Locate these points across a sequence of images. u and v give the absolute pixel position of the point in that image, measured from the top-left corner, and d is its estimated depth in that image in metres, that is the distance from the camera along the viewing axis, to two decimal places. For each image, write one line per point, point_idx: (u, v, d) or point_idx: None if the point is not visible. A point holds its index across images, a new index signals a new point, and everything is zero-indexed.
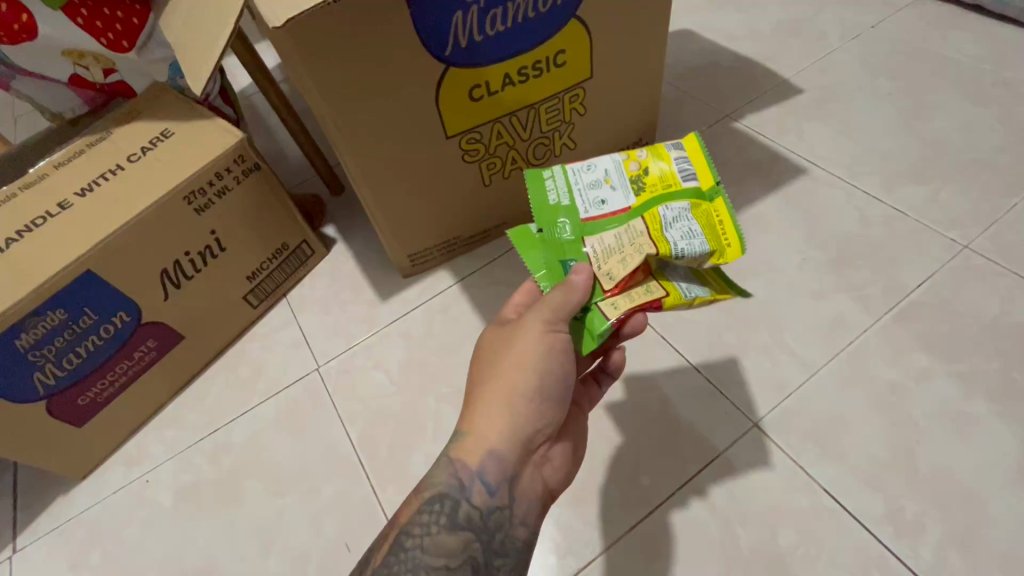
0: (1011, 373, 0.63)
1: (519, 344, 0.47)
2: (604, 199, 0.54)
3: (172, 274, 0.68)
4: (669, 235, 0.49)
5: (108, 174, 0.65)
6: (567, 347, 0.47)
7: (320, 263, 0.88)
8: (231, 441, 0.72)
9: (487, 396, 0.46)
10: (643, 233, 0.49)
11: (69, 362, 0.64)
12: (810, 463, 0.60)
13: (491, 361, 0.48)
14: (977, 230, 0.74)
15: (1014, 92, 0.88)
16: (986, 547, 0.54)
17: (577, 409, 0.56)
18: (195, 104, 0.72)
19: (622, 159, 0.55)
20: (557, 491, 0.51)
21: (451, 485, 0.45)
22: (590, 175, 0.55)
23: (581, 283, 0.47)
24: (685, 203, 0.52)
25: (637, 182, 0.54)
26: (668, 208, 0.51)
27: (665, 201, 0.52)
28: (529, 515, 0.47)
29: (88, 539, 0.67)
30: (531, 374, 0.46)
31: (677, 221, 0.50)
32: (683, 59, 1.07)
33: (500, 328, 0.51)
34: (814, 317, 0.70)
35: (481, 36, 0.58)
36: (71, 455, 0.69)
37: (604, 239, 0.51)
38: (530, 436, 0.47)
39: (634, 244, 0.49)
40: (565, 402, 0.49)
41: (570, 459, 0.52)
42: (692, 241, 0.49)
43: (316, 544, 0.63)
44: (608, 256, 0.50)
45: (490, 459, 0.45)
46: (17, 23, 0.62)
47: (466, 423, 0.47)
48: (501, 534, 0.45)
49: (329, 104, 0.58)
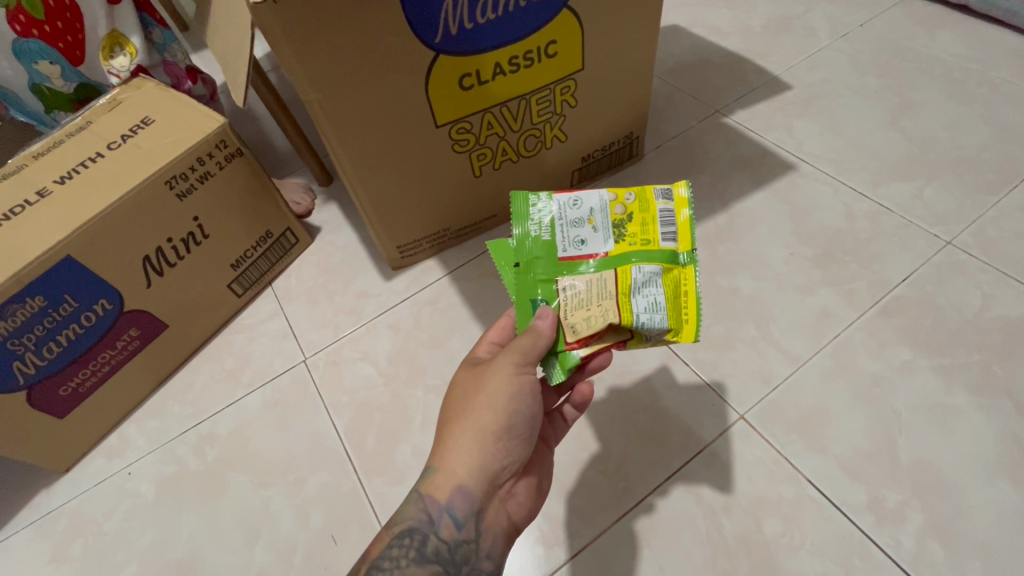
0: (991, 365, 0.64)
1: (488, 385, 0.47)
2: (584, 238, 0.54)
3: (154, 261, 0.67)
4: (634, 303, 0.50)
5: (88, 162, 0.64)
6: (535, 388, 0.48)
7: (304, 251, 0.87)
8: (216, 432, 0.71)
9: (454, 434, 0.46)
10: (611, 294, 0.51)
11: (49, 351, 0.63)
12: (794, 453, 0.61)
13: (460, 400, 0.47)
14: (960, 225, 0.75)
15: (999, 92, 0.89)
16: (965, 536, 0.55)
17: (545, 443, 0.55)
18: (176, 93, 0.71)
19: (609, 200, 0.54)
20: (522, 524, 0.50)
21: (420, 519, 0.45)
22: (575, 212, 0.55)
23: (547, 328, 0.49)
24: (658, 265, 0.52)
25: (619, 229, 0.54)
26: (641, 269, 0.52)
27: (640, 258, 0.52)
28: (495, 546, 0.46)
29: (67, 532, 0.66)
30: (500, 413, 0.46)
31: (646, 286, 0.51)
32: (674, 55, 1.07)
33: (472, 366, 0.51)
34: (799, 310, 0.70)
35: (472, 23, 0.58)
36: (53, 448, 0.68)
37: (574, 287, 0.52)
38: (498, 471, 0.46)
39: (602, 304, 0.51)
40: (532, 437, 0.49)
41: (535, 494, 0.51)
42: (655, 315, 0.49)
43: (302, 536, 0.63)
44: (576, 308, 0.51)
45: (458, 494, 0.45)
46: (48, 23, 0.68)
47: (435, 458, 0.47)
48: (467, 566, 0.45)
49: (317, 90, 0.57)
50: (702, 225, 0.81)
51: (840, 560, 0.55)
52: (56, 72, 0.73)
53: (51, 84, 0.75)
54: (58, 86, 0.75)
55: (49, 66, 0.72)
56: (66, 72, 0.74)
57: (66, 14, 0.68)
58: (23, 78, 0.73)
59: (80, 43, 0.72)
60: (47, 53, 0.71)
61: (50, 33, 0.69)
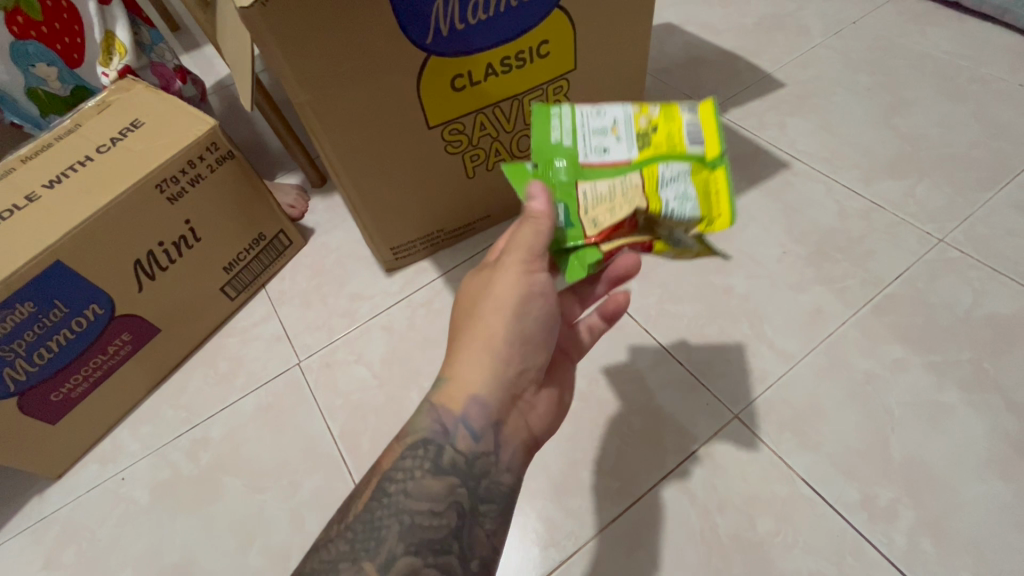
0: (983, 362, 0.64)
1: (496, 288, 0.45)
2: (607, 147, 0.50)
3: (145, 265, 0.67)
4: (662, 193, 0.44)
5: (77, 165, 0.63)
6: (546, 288, 0.46)
7: (298, 253, 0.87)
8: (210, 436, 0.71)
9: (465, 345, 0.45)
10: (635, 185, 0.45)
11: (40, 357, 0.63)
12: (788, 452, 0.61)
13: (469, 303, 0.46)
14: (951, 223, 0.75)
15: (990, 89, 0.89)
16: (957, 533, 0.55)
17: (566, 357, 0.56)
18: (166, 95, 0.70)
19: (633, 112, 0.51)
20: (541, 438, 0.50)
21: (434, 431, 0.43)
22: (597, 121, 0.51)
23: (542, 208, 0.44)
24: (686, 163, 0.47)
25: (644, 139, 0.49)
26: (667, 166, 0.47)
27: (667, 157, 0.47)
28: (514, 460, 0.45)
29: (61, 538, 0.66)
30: (510, 318, 0.45)
31: (673, 180, 0.46)
32: (667, 53, 1.07)
33: (480, 269, 0.48)
34: (793, 309, 0.71)
35: (463, 24, 0.58)
36: (46, 454, 0.68)
37: (597, 181, 0.47)
38: (513, 382, 0.45)
39: (626, 194, 0.45)
40: (545, 342, 0.48)
41: (556, 406, 0.51)
42: (685, 204, 0.44)
43: (298, 540, 0.63)
44: (597, 203, 0.46)
45: (473, 405, 0.43)
46: (46, 25, 0.69)
47: (446, 369, 0.45)
48: (486, 480, 0.43)
49: (306, 91, 0.56)
50: None
51: (834, 557, 0.55)
52: (53, 74, 0.74)
53: (47, 87, 0.75)
54: (55, 89, 0.76)
55: (47, 68, 0.73)
56: (63, 74, 0.75)
57: (63, 15, 0.70)
58: (20, 82, 0.73)
59: (78, 46, 0.73)
60: (44, 55, 0.72)
61: (47, 34, 0.70)
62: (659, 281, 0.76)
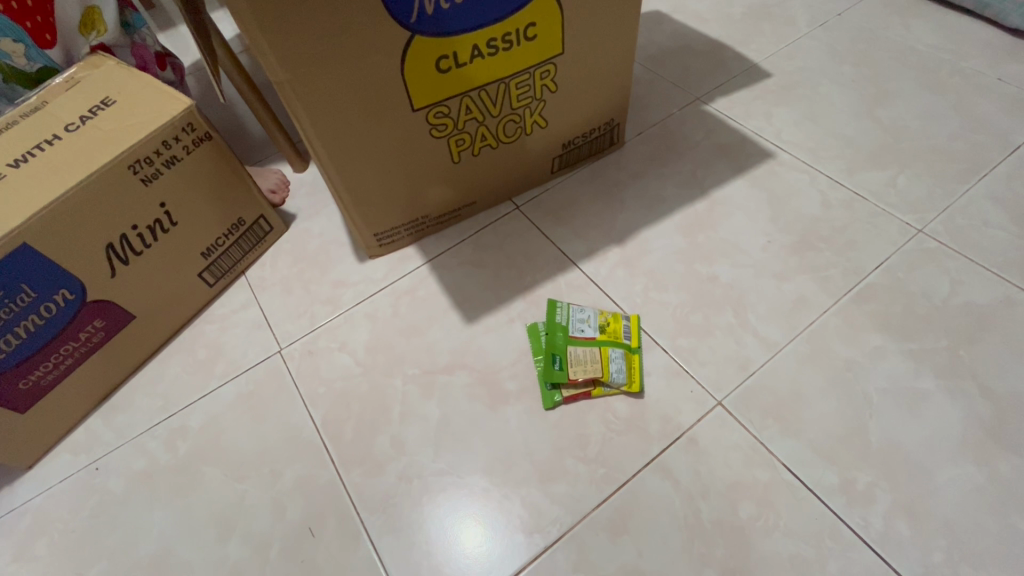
0: (959, 350, 0.66)
1: None
2: (584, 326, 0.70)
3: (118, 249, 0.64)
4: (609, 362, 0.66)
5: (44, 144, 0.61)
6: None
7: (279, 240, 0.85)
8: (188, 426, 0.69)
9: None
10: (595, 361, 0.66)
11: (5, 344, 0.60)
12: (770, 439, 0.62)
13: None
14: (931, 214, 0.76)
15: (971, 82, 0.91)
16: (931, 516, 0.56)
17: None
18: (138, 73, 0.68)
19: (600, 310, 0.72)
20: None
21: None
22: (580, 315, 0.71)
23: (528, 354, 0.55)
24: (624, 349, 0.68)
25: (604, 321, 0.70)
26: (613, 349, 0.67)
27: (613, 344, 0.68)
28: None
29: (32, 530, 0.64)
30: None
31: (616, 365, 0.66)
32: (655, 41, 1.06)
33: None
34: (777, 297, 0.71)
35: (447, 3, 0.56)
36: (15, 443, 0.65)
37: (573, 349, 0.67)
38: None
39: (589, 364, 0.66)
40: None
41: None
42: (619, 372, 0.66)
43: (279, 529, 0.62)
44: (576, 362, 0.66)
45: None
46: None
47: None
48: None
49: (286, 70, 0.55)
50: (683, 213, 0.81)
51: (813, 540, 0.56)
52: (19, 50, 0.67)
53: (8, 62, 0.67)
54: (18, 65, 0.68)
55: (12, 44, 0.66)
56: (29, 53, 0.68)
57: None
58: None
59: (49, 25, 0.69)
60: (10, 29, 0.65)
61: (18, 10, 0.65)
62: (644, 270, 0.76)
